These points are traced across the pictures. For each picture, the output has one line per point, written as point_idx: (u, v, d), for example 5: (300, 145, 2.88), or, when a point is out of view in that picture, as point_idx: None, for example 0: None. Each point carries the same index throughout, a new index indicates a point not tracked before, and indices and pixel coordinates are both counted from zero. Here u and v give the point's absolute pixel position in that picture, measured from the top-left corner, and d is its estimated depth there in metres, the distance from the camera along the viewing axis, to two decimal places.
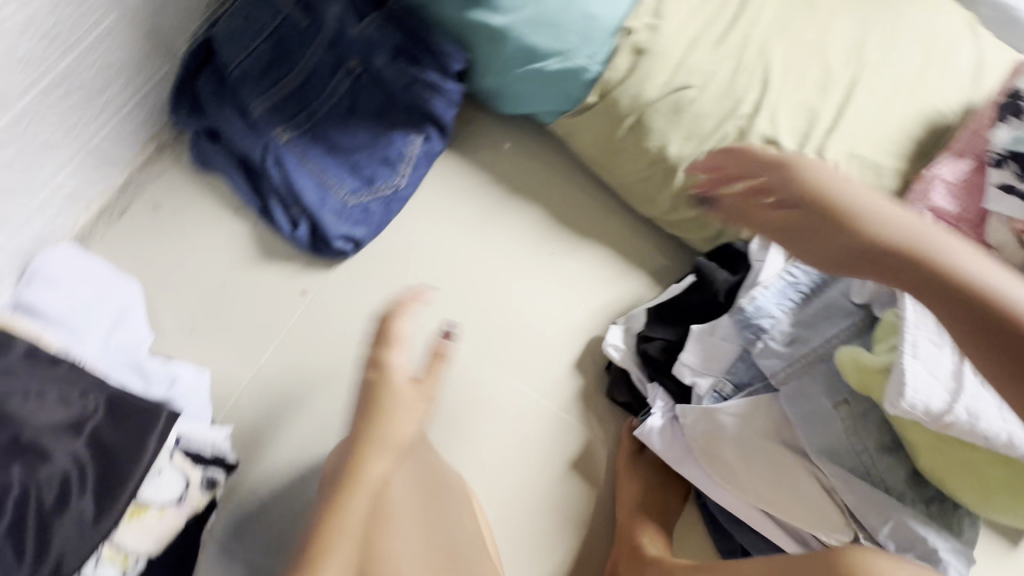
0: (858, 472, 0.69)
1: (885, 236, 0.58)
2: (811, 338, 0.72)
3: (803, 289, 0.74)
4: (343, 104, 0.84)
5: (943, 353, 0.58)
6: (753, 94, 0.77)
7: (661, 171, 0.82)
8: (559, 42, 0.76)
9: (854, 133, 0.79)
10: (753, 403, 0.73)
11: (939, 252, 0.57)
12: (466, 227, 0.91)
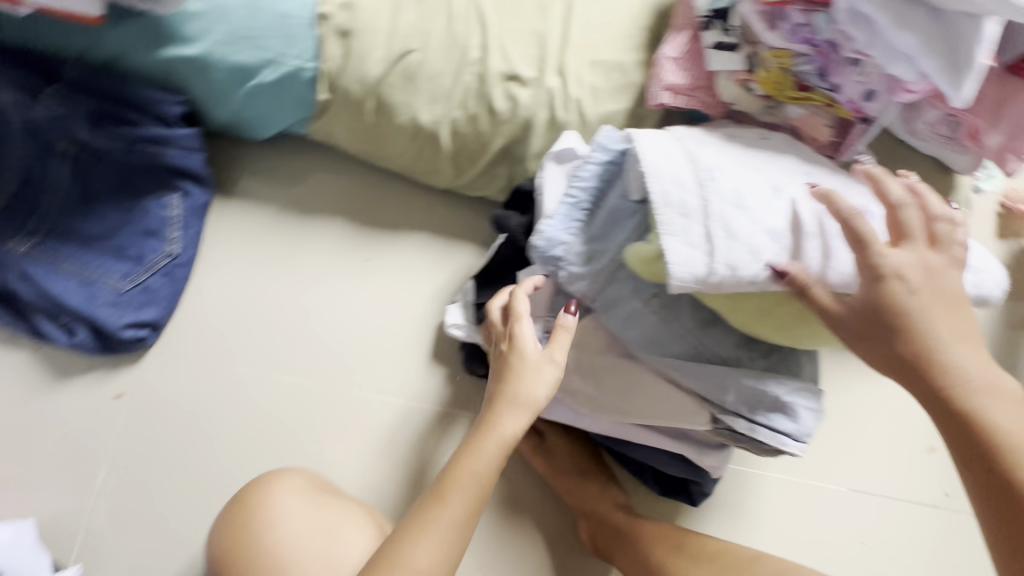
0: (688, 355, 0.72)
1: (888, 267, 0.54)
2: (605, 249, 0.71)
3: (587, 207, 0.73)
4: (104, 177, 0.77)
5: (694, 219, 0.58)
6: (476, 38, 0.76)
7: (425, 143, 0.80)
8: (262, 52, 0.72)
9: (587, 41, 0.79)
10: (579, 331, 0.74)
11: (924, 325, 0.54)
12: (267, 263, 0.87)
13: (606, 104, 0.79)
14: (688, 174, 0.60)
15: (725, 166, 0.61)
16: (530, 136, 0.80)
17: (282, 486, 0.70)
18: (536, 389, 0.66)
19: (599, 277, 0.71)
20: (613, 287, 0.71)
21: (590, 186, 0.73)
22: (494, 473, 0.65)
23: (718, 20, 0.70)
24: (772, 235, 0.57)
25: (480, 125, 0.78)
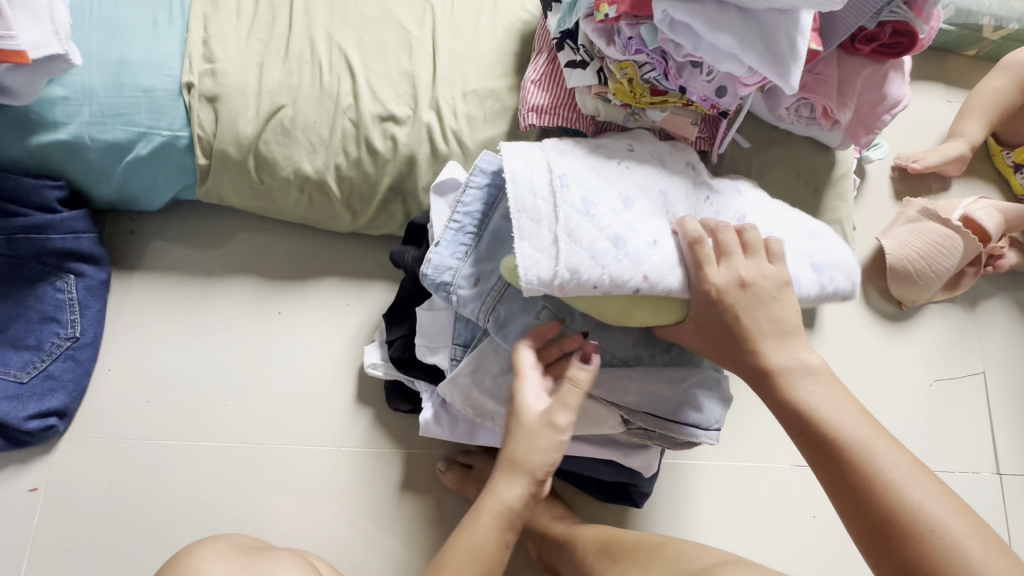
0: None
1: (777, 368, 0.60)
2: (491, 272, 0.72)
3: (472, 232, 0.73)
4: None
5: (544, 227, 0.60)
6: (346, 85, 0.78)
7: (314, 191, 0.81)
8: (135, 125, 0.73)
9: (457, 73, 0.82)
10: (480, 355, 0.75)
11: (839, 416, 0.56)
12: (176, 328, 0.87)
13: (484, 131, 0.82)
14: (544, 181, 0.62)
15: (583, 174, 0.64)
16: (416, 172, 0.81)
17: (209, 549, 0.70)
18: (550, 454, 0.68)
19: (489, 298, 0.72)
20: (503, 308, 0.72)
21: (472, 211, 0.73)
22: (489, 545, 0.67)
23: (568, 40, 0.73)
24: (613, 240, 0.59)
25: (364, 165, 0.80)
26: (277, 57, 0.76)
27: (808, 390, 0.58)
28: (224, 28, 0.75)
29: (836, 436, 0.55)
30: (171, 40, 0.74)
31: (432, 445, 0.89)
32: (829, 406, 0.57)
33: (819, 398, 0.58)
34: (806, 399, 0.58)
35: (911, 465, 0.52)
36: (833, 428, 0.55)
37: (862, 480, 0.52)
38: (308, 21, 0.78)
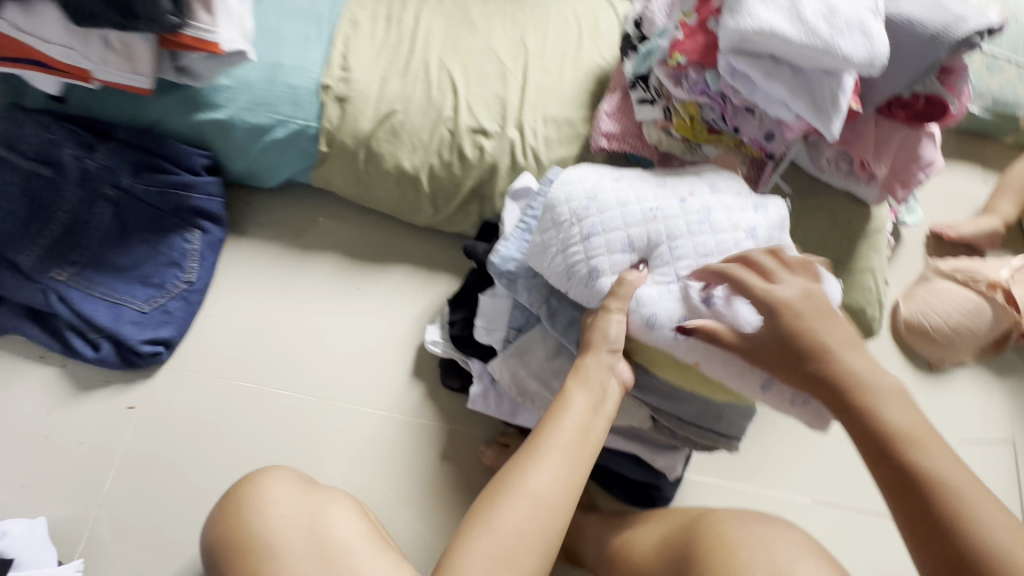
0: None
1: (856, 382, 0.56)
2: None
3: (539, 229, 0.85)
4: (122, 227, 0.92)
5: (551, 243, 0.74)
6: (449, 101, 0.93)
7: (408, 186, 0.95)
8: (278, 114, 0.90)
9: (541, 102, 0.97)
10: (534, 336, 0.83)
11: (922, 436, 0.53)
12: (268, 289, 1.00)
13: (558, 151, 0.96)
14: (579, 195, 0.74)
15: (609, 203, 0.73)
16: (495, 178, 0.95)
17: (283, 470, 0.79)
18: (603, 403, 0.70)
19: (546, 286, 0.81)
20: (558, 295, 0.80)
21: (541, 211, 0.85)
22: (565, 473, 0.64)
23: (641, 82, 0.87)
24: (585, 275, 0.72)
25: (453, 168, 0.94)
26: (398, 73, 0.93)
27: (886, 405, 0.54)
28: (360, 47, 0.92)
29: (907, 452, 0.52)
30: (317, 51, 0.91)
31: (473, 423, 0.97)
32: (915, 425, 0.54)
33: (905, 415, 0.54)
34: (886, 415, 0.54)
35: (993, 507, 0.50)
36: (915, 454, 0.52)
37: (947, 513, 0.49)
38: (426, 48, 0.95)
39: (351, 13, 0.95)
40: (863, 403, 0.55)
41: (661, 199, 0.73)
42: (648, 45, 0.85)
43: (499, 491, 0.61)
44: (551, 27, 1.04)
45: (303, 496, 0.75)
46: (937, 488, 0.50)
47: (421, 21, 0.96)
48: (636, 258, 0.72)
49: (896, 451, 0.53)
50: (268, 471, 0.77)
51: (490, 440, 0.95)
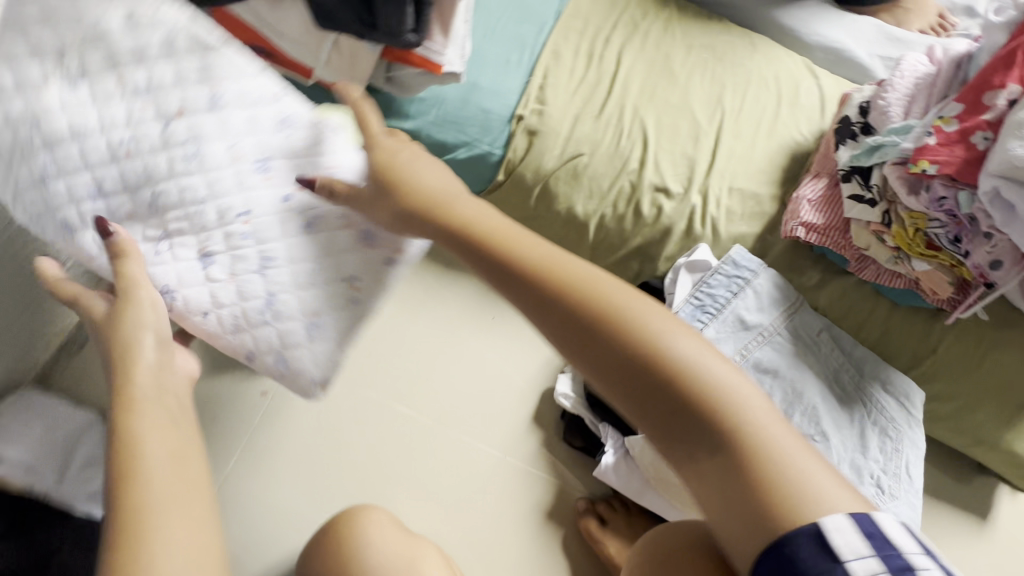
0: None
1: (596, 300, 0.45)
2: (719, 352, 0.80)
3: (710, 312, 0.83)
4: None
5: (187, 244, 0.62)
6: (637, 152, 0.89)
7: (574, 230, 0.91)
8: (465, 135, 0.88)
9: (729, 170, 0.91)
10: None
11: (698, 377, 0.43)
12: (408, 300, 0.99)
13: (739, 226, 0.90)
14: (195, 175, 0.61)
15: (57, 135, 0.58)
16: (667, 241, 0.89)
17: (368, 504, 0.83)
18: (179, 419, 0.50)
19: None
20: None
21: (716, 292, 0.83)
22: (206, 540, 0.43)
23: (858, 175, 0.79)
24: (218, 264, 0.63)
25: (625, 222, 0.90)
26: (590, 114, 0.89)
27: (673, 344, 0.44)
28: (559, 81, 0.89)
29: (724, 404, 0.43)
30: (516, 79, 0.89)
31: (584, 484, 0.94)
32: (711, 363, 0.44)
33: (697, 347, 0.45)
34: (671, 355, 0.44)
35: (807, 456, 0.43)
36: (727, 409, 0.43)
37: (754, 475, 0.41)
38: (623, 92, 0.91)
39: (553, 44, 0.92)
40: (644, 342, 0.44)
41: (222, 158, 0.62)
42: (877, 138, 0.77)
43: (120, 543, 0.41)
44: (750, 89, 0.97)
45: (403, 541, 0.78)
46: (745, 451, 0.42)
47: (622, 64, 0.93)
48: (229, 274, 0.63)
49: (690, 386, 0.43)
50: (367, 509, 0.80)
51: (592, 502, 0.92)
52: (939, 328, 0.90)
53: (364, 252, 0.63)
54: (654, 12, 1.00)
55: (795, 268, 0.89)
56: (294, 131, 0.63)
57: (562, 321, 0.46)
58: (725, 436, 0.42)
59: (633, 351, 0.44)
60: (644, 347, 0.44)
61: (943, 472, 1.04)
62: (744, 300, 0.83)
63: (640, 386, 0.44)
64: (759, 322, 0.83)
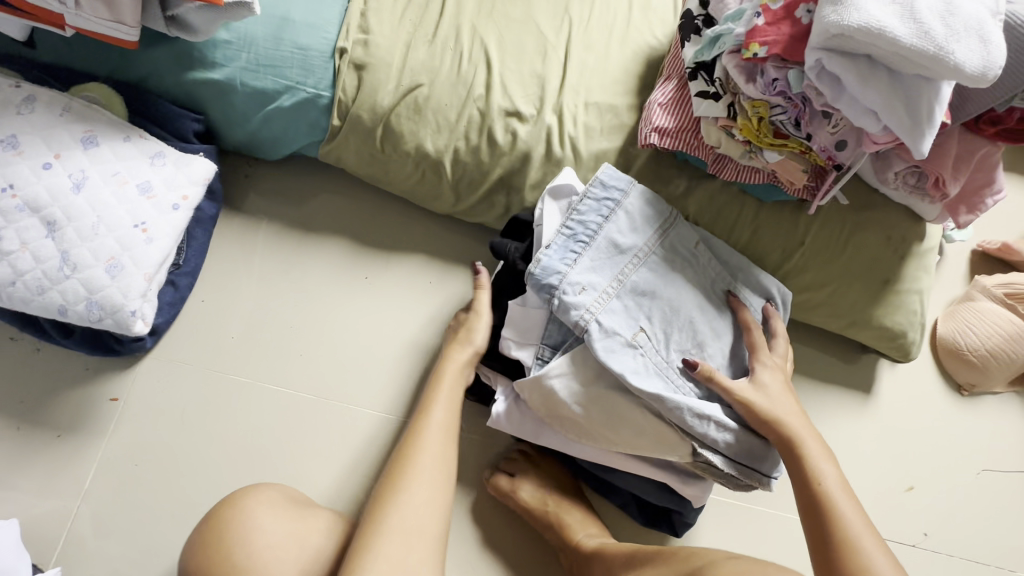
0: (669, 390, 0.76)
1: (776, 408, 0.72)
2: (595, 281, 0.76)
3: (581, 240, 0.78)
4: None
5: None
6: (481, 76, 0.82)
7: (429, 171, 0.85)
8: (285, 79, 0.78)
9: (583, 84, 0.86)
10: (573, 357, 0.77)
11: (835, 479, 0.67)
12: (269, 273, 0.91)
13: (599, 142, 0.86)
14: None
15: None
16: (528, 168, 0.84)
17: (258, 490, 0.72)
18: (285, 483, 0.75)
19: (589, 303, 0.75)
20: (601, 315, 0.75)
21: (586, 217, 0.78)
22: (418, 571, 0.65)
23: (703, 71, 0.76)
24: None
25: (480, 155, 0.84)
26: (423, 39, 0.81)
27: (800, 429, 0.71)
28: (382, 5, 0.80)
29: (821, 485, 0.66)
30: (333, 8, 0.79)
31: (487, 432, 0.92)
32: (807, 433, 0.71)
33: (824, 463, 0.68)
34: (796, 434, 0.70)
35: (871, 531, 0.62)
36: (828, 500, 0.65)
37: (833, 535, 0.62)
38: (457, 11, 0.83)
39: None
40: (779, 425, 0.71)
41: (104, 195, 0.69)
42: (716, 28, 0.73)
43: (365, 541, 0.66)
44: None
45: (291, 521, 0.71)
46: (836, 536, 0.62)
47: None
48: (34, 253, 0.65)
49: (823, 507, 0.64)
50: (251, 493, 0.71)
51: (495, 465, 0.90)
52: (806, 219, 0.90)
53: (116, 283, 0.67)
54: None
55: (661, 178, 0.87)
56: (154, 193, 0.71)
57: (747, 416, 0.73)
58: (814, 498, 0.65)
59: (805, 495, 0.66)
60: (815, 486, 0.66)
61: (833, 357, 1.09)
62: (615, 222, 0.79)
63: (801, 494, 0.67)
64: (631, 244, 0.79)
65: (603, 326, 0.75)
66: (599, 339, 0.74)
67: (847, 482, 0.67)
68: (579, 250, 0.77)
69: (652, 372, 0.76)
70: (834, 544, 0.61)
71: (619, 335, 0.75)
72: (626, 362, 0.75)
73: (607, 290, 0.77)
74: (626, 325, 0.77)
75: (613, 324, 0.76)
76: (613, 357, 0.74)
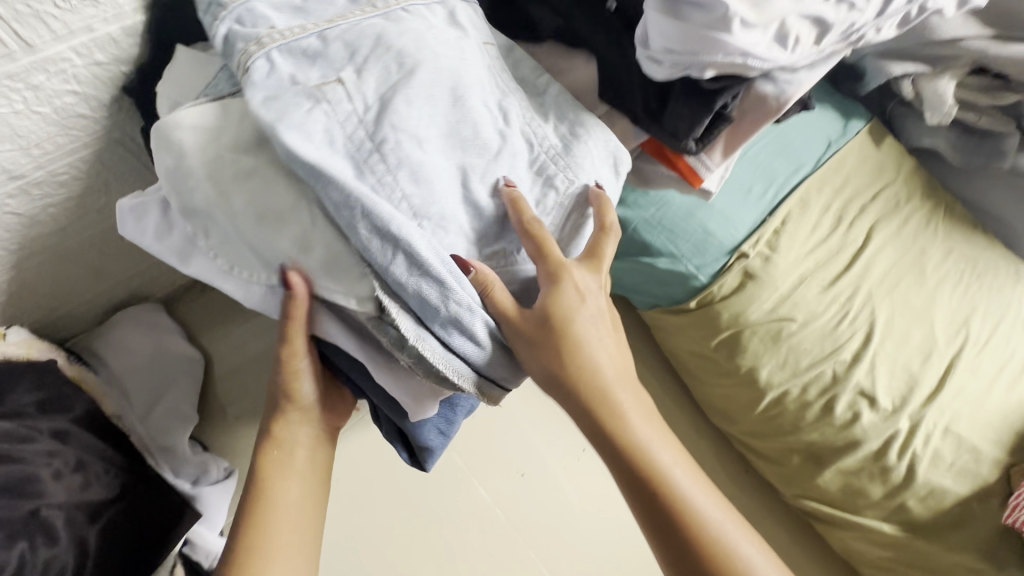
0: (389, 273, 0.40)
1: (600, 393, 0.48)
2: (403, 113, 0.43)
3: (338, 36, 0.45)
4: None
5: None
6: (855, 343, 0.77)
7: (745, 390, 0.79)
8: (674, 247, 0.79)
9: (952, 407, 0.76)
10: (394, 277, 0.41)
11: (709, 518, 0.47)
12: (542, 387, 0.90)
13: (942, 476, 0.74)
14: None
15: None
16: (851, 455, 0.75)
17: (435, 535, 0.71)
18: None
19: (270, 114, 0.40)
20: (346, 147, 0.42)
21: (310, 3, 0.47)
22: None
23: None
24: None
25: (804, 414, 0.77)
26: (819, 281, 0.78)
27: (649, 441, 0.48)
28: (798, 233, 0.79)
29: (672, 493, 0.47)
30: (753, 213, 0.80)
31: None
32: (663, 456, 0.48)
33: (704, 496, 0.48)
34: (641, 449, 0.48)
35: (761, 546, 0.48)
36: (692, 513, 0.47)
37: (680, 518, 0.47)
38: (864, 272, 0.79)
39: (800, 192, 0.82)
40: (606, 418, 0.48)
41: None
42: None
43: (578, 369, 0.48)
44: (1004, 325, 0.82)
45: None
46: (690, 524, 0.47)
47: (873, 240, 0.81)
48: None
49: (705, 537, 0.46)
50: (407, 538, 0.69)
51: None
52: None
53: None
54: (922, 196, 0.88)
55: (994, 559, 0.72)
56: None
57: (589, 422, 0.48)
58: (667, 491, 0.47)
59: (633, 476, 0.47)
60: (644, 463, 0.48)
61: None
62: (420, 26, 0.48)
63: (638, 501, 0.48)
64: (517, 138, 0.49)
65: (364, 164, 0.42)
66: (340, 211, 0.40)
67: (723, 497, 0.49)
68: (292, 34, 0.45)
69: (444, 297, 0.41)
70: (676, 526, 0.46)
71: (345, 175, 0.40)
72: (363, 240, 0.40)
73: (409, 104, 0.44)
74: (453, 213, 0.44)
75: (316, 144, 0.41)
76: (425, 271, 0.41)
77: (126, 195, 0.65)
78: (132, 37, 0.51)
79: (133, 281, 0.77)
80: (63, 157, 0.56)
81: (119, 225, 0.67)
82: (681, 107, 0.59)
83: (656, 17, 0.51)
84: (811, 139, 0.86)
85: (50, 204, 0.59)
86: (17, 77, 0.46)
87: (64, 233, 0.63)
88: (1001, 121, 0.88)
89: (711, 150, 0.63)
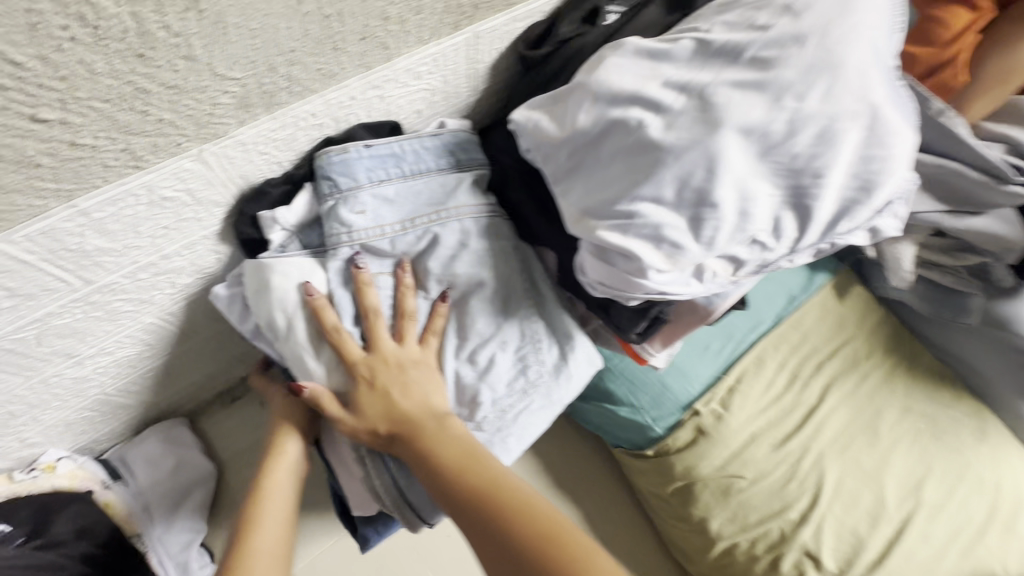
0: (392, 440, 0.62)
1: (410, 412, 0.61)
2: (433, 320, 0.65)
3: (404, 249, 0.65)
4: None
5: None
6: (802, 504, 0.81)
7: (704, 538, 0.83)
8: (634, 399, 0.84)
9: (901, 574, 0.79)
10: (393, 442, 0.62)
11: (513, 495, 0.58)
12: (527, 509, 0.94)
13: None
14: None
15: None
16: None
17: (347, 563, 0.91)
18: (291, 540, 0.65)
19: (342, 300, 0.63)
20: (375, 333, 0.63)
21: (399, 199, 0.65)
22: None
23: None
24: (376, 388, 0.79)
25: (753, 567, 0.81)
26: (768, 440, 0.83)
27: (459, 437, 0.61)
28: (750, 392, 0.85)
29: (485, 483, 0.58)
30: (710, 368, 0.86)
31: None
32: (473, 447, 0.60)
33: (519, 483, 0.59)
34: (452, 451, 0.59)
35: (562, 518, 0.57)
36: (504, 494, 0.58)
37: (494, 505, 0.57)
38: (816, 432, 0.84)
39: (756, 350, 0.88)
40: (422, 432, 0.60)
41: None
42: None
43: (404, 408, 0.61)
44: (960, 489, 0.85)
45: None
46: (496, 503, 0.57)
47: (825, 400, 0.86)
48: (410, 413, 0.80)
49: (514, 516, 0.56)
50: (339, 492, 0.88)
51: None
52: None
53: None
54: (882, 352, 0.92)
55: None
56: None
57: (409, 455, 0.60)
58: (472, 482, 0.58)
59: (453, 478, 0.58)
60: (463, 460, 0.59)
61: None
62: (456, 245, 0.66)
63: (453, 498, 0.58)
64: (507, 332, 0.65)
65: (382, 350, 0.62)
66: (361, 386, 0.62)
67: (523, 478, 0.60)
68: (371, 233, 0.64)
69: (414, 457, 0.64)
70: (485, 510, 0.57)
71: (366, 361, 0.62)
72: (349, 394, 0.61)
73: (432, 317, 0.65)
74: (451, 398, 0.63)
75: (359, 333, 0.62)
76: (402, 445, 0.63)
77: (162, 352, 0.78)
78: (167, 259, 0.63)
79: (162, 405, 0.90)
80: (112, 337, 0.69)
81: (154, 371, 0.80)
82: (624, 310, 0.67)
83: (589, 256, 0.61)
84: (774, 293, 0.91)
85: (98, 367, 0.72)
86: (78, 298, 0.60)
87: (109, 382, 0.76)
88: (965, 280, 0.92)
89: (652, 339, 0.71)
